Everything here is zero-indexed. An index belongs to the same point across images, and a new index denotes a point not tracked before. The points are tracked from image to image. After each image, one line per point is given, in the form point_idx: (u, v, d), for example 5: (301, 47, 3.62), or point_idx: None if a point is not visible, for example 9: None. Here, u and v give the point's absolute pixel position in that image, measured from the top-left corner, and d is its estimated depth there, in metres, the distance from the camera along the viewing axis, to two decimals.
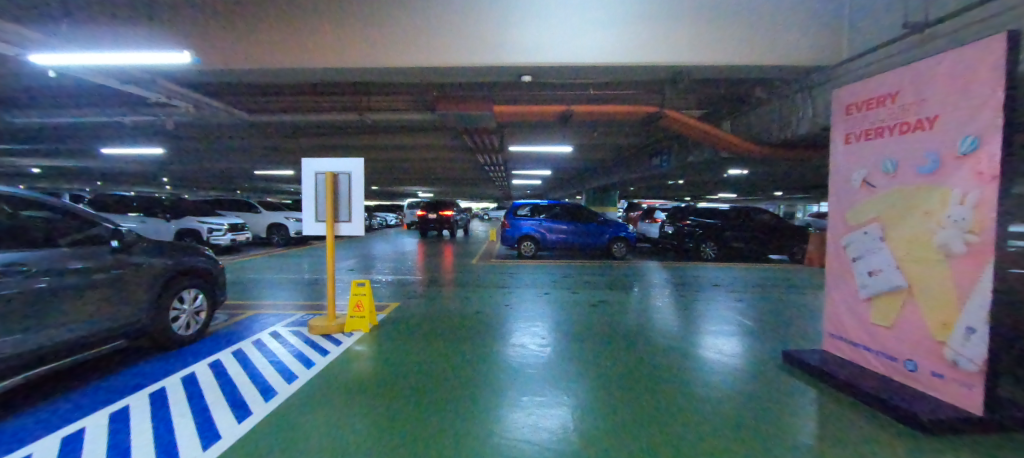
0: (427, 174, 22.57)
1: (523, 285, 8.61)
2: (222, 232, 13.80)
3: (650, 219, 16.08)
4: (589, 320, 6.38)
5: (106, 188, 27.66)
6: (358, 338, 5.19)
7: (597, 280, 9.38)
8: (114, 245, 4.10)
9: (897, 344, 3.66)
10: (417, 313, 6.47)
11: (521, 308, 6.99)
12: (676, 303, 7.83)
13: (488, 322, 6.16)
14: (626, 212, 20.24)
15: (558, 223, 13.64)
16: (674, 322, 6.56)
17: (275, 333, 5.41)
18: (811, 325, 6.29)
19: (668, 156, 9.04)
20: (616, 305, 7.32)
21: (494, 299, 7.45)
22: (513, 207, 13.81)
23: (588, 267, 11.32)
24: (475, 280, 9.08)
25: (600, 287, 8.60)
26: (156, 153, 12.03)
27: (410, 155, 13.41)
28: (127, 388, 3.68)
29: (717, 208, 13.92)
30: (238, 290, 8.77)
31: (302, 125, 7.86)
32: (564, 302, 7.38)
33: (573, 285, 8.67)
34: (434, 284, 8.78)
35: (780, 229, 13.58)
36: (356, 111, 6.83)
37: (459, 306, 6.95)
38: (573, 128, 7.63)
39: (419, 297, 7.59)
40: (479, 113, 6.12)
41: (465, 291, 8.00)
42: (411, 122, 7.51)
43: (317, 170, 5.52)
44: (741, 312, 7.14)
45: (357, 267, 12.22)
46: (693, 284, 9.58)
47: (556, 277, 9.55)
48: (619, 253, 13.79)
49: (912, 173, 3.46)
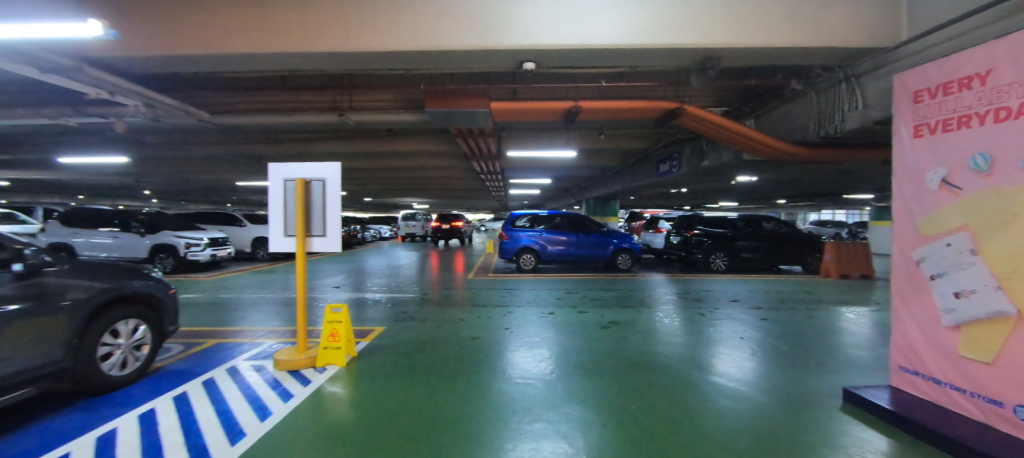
0: (422, 185, 21.88)
1: (524, 303, 7.79)
2: (201, 248, 12.85)
3: (654, 228, 15.52)
4: (600, 346, 5.53)
5: (90, 201, 26.80)
6: (331, 375, 4.35)
7: (605, 297, 8.57)
8: (17, 269, 3.24)
9: (999, 385, 2.87)
10: (404, 339, 5.63)
11: (522, 332, 6.13)
12: (694, 322, 7.03)
13: (483, 349, 5.31)
14: (628, 222, 19.57)
15: (559, 234, 12.89)
16: (696, 345, 5.75)
17: (234, 369, 4.55)
18: (852, 349, 5.53)
19: (679, 161, 8.36)
20: (628, 327, 6.49)
21: (490, 321, 6.61)
22: (511, 218, 13.07)
23: (593, 282, 10.51)
24: (471, 298, 8.26)
25: (608, 306, 7.77)
26: (126, 162, 11.21)
27: (402, 164, 12.69)
28: (15, 455, 2.82)
29: (725, 217, 13.24)
30: (208, 312, 7.91)
31: (279, 128, 7.12)
32: (570, 323, 6.54)
33: (579, 304, 7.84)
34: (426, 303, 7.95)
35: (793, 239, 12.91)
36: (336, 111, 6.10)
37: (452, 329, 6.10)
38: (578, 129, 6.95)
39: (409, 319, 6.75)
40: (472, 111, 5.41)
41: (460, 311, 7.16)
42: (400, 124, 6.79)
43: (287, 177, 4.77)
44: (771, 333, 6.35)
45: (345, 284, 11.39)
46: (708, 300, 8.78)
47: (559, 294, 8.72)
48: (624, 266, 13.03)
49: (1015, 168, 2.73)
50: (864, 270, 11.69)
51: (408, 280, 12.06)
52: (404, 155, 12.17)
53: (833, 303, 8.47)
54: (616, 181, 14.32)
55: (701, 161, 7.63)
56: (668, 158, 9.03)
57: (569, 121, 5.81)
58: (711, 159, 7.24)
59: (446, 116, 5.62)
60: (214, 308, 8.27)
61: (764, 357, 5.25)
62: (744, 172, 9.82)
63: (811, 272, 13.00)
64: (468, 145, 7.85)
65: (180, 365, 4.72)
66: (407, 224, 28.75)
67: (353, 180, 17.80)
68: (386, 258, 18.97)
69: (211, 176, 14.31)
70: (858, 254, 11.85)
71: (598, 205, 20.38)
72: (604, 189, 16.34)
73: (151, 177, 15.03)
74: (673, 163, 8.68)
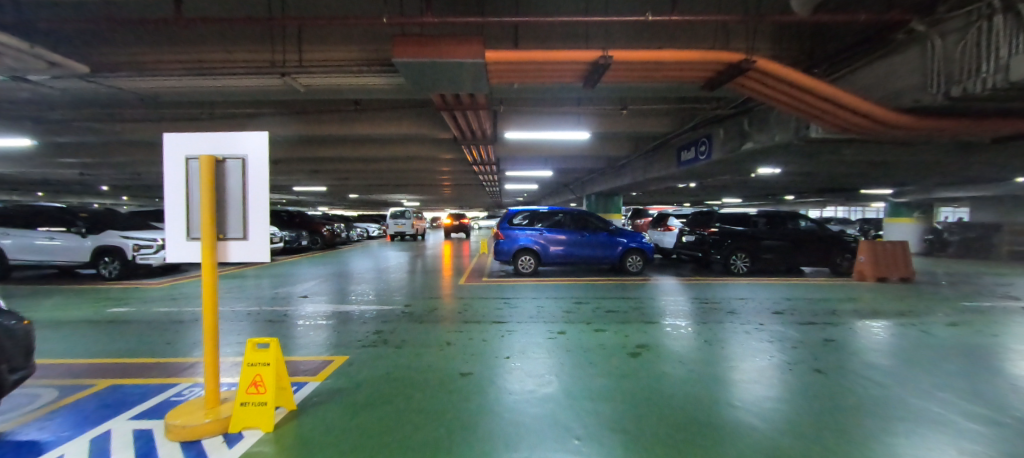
0: (412, 180, 20.33)
1: (526, 321, 6.25)
2: (154, 249, 11.10)
3: (663, 226, 14.28)
4: (637, 387, 3.93)
5: (49, 198, 24.91)
6: (247, 448, 2.83)
7: (625, 310, 7.13)
8: None
9: None
10: (366, 380, 4.06)
11: (526, 362, 4.57)
12: (742, 342, 5.56)
13: (475, 393, 3.75)
14: (632, 219, 18.21)
15: (562, 233, 11.50)
16: (764, 381, 4.21)
17: (104, 438, 2.97)
18: (964, 381, 4.20)
19: (711, 145, 7.09)
20: (664, 354, 4.94)
21: (484, 347, 5.03)
22: (508, 215, 11.64)
23: (605, 290, 9.03)
24: (462, 312, 6.85)
25: (629, 322, 6.26)
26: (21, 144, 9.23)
27: (386, 154, 11.16)
28: None
29: (746, 214, 11.96)
30: (135, 331, 6.35)
31: (214, 95, 5.55)
32: (588, 349, 4.97)
33: (592, 319, 6.36)
34: (406, 319, 6.44)
35: (820, 238, 11.67)
36: (278, 72, 4.61)
37: (433, 361, 4.54)
38: (594, 99, 5.53)
39: (378, 344, 5.17)
40: (455, 66, 3.91)
41: (447, 333, 5.59)
42: (369, 90, 5.29)
43: (187, 154, 3.27)
44: (847, 358, 4.94)
45: (316, 291, 9.86)
46: (745, 310, 7.34)
47: (568, 307, 7.19)
48: (635, 268, 11.67)
49: None
50: (903, 274, 10.50)
51: (390, 286, 10.55)
52: (387, 141, 10.61)
53: (891, 313, 7.18)
54: (624, 174, 12.95)
55: (743, 142, 6.26)
56: (694, 143, 7.69)
57: (589, 85, 4.39)
58: (759, 139, 5.84)
59: (423, 73, 4.13)
60: (145, 326, 6.70)
61: (868, 398, 3.77)
62: (779, 159, 8.53)
63: (839, 273, 11.78)
64: (460, 123, 6.35)
65: (33, 432, 3.17)
66: (396, 223, 27.18)
67: (335, 174, 16.21)
68: (372, 259, 17.41)
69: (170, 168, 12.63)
70: (895, 254, 10.65)
71: (601, 201, 18.99)
72: (609, 183, 14.95)
73: (103, 167, 13.31)
74: (702, 148, 7.38)
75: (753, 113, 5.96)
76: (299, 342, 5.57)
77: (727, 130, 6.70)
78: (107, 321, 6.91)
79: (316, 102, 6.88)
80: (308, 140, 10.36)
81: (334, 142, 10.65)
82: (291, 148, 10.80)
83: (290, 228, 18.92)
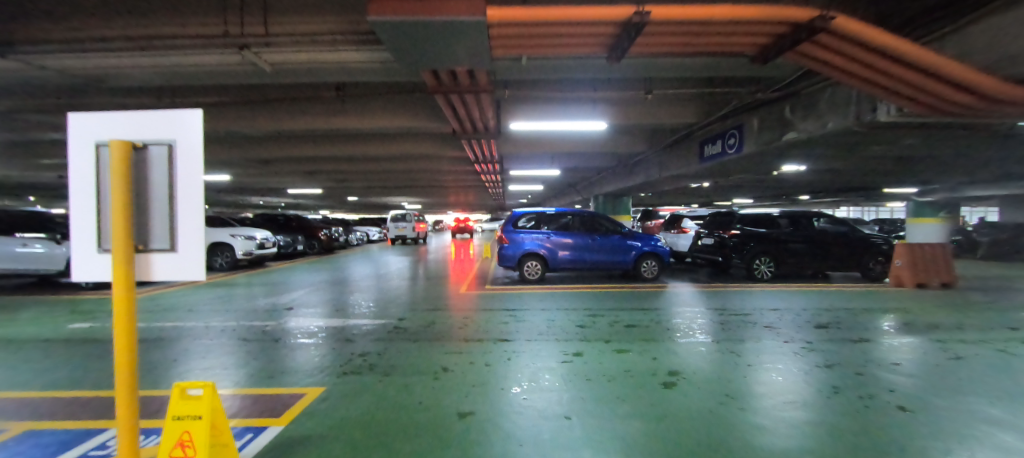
0: (412, 182, 19.61)
1: (536, 340, 5.41)
2: None
3: (676, 228, 13.50)
4: (682, 431, 3.05)
5: (43, 201, 24.38)
6: None
7: (646, 325, 6.28)
8: None
9: None
10: (338, 423, 3.20)
11: (537, 395, 3.73)
12: (793, 361, 4.68)
13: (474, 441, 2.90)
14: (641, 221, 17.36)
15: (570, 236, 10.70)
16: (840, 418, 3.33)
17: None
18: None
19: (741, 137, 6.33)
20: (706, 381, 4.06)
21: (488, 375, 4.19)
22: (512, 218, 10.82)
23: (621, 300, 8.18)
24: (461, 328, 6.03)
25: (655, 340, 5.40)
26: None
27: (382, 154, 10.44)
28: None
29: (768, 215, 11.12)
30: (93, 351, 5.60)
31: (176, 76, 4.82)
32: (613, 378, 4.10)
33: (612, 336, 5.52)
34: (399, 337, 5.63)
35: (850, 240, 10.78)
36: (238, 46, 3.83)
37: (424, 396, 3.70)
38: (615, 79, 4.72)
39: (362, 372, 4.35)
40: (447, 29, 3.10)
41: (444, 356, 4.75)
42: (352, 70, 4.53)
43: (95, 140, 2.28)
44: (930, 382, 4.06)
45: (306, 301, 9.08)
46: (784, 321, 6.47)
47: (581, 321, 6.35)
48: (649, 274, 10.83)
49: None
50: (946, 279, 9.58)
51: (387, 294, 9.77)
52: (383, 138, 9.87)
53: (953, 325, 6.27)
54: (636, 173, 12.15)
55: (785, 132, 5.46)
56: (721, 136, 6.91)
57: (614, 56, 3.58)
58: (806, 127, 5.05)
59: (410, 41, 3.34)
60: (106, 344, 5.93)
61: (991, 444, 2.88)
62: (816, 153, 7.70)
63: (871, 278, 10.88)
64: (460, 111, 5.58)
65: None
66: (397, 226, 26.51)
67: (331, 175, 15.52)
68: (370, 264, 16.63)
69: None
70: (935, 257, 9.76)
71: (609, 202, 18.19)
72: (619, 182, 14.13)
73: None
74: (731, 141, 6.62)
75: (799, 98, 5.16)
76: (272, 367, 4.75)
77: (764, 119, 5.91)
78: (67, 339, 6.17)
79: (298, 88, 6.12)
80: (297, 135, 9.64)
81: (325, 140, 9.91)
82: (280, 147, 10.06)
83: (286, 232, 18.22)
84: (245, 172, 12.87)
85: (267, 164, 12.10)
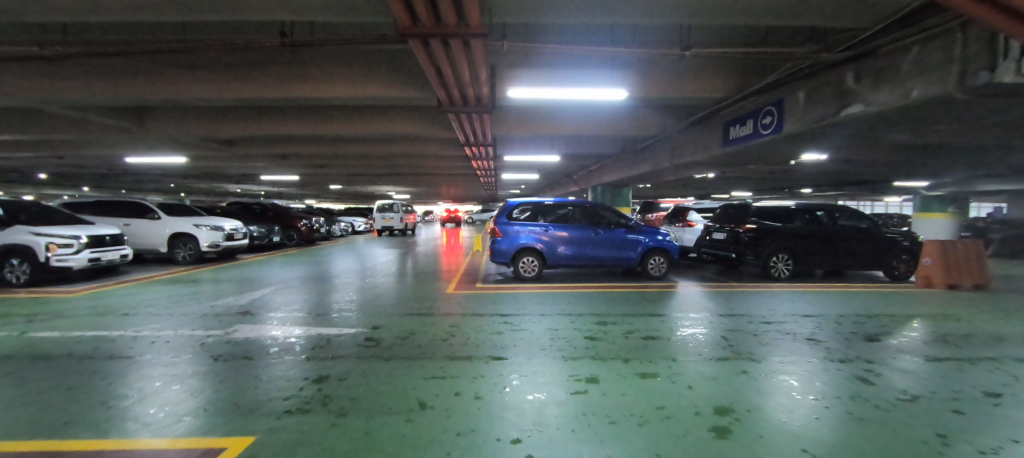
0: (399, 169, 18.36)
1: (540, 360, 4.37)
2: (75, 250, 8.91)
3: (683, 221, 12.69)
4: None
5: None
6: None
7: (667, 336, 5.29)
8: None
9: None
10: None
11: (547, 450, 2.64)
12: (863, 389, 3.72)
13: None
14: (641, 213, 16.45)
15: (570, 229, 9.69)
16: None
17: None
18: None
19: (781, 115, 5.47)
20: (769, 425, 3.05)
21: (478, 415, 3.14)
22: (506, 208, 9.77)
23: (630, 304, 7.20)
24: (447, 340, 4.99)
25: (685, 360, 4.40)
26: None
27: (361, 134, 9.23)
28: None
29: (785, 207, 10.23)
30: None
31: (65, 6, 3.60)
32: (646, 420, 3.07)
33: (630, 353, 4.52)
34: (369, 354, 4.53)
35: (873, 236, 9.99)
36: None
37: (390, 453, 2.63)
38: (645, 22, 3.61)
39: (311, 410, 3.25)
40: None
41: (422, 385, 3.66)
42: (298, 2, 3.38)
43: None
44: None
45: (271, 300, 7.93)
46: (825, 331, 5.55)
47: (590, 332, 5.33)
48: (657, 271, 9.88)
49: None
50: (977, 279, 8.87)
51: (366, 294, 8.67)
52: (359, 115, 8.67)
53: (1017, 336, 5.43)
54: (643, 160, 11.15)
55: (846, 105, 4.51)
56: (752, 114, 6.10)
57: None
58: (878, 98, 4.08)
59: None
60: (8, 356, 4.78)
61: None
62: (855, 136, 6.78)
63: (893, 278, 10.12)
64: (447, 66, 4.43)
65: None
66: (384, 216, 25.21)
67: (309, 160, 14.23)
68: (352, 257, 15.44)
69: (105, 150, 10.59)
70: (968, 257, 9.02)
71: (609, 192, 17.19)
72: (623, 171, 13.14)
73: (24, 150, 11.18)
74: (767, 120, 5.76)
75: (868, 62, 4.18)
76: (196, 395, 3.60)
77: (816, 90, 4.94)
78: None
79: (245, 36, 4.90)
80: (262, 107, 8.39)
81: (293, 118, 8.69)
82: (242, 124, 8.79)
83: (262, 223, 16.92)
84: (209, 154, 11.53)
85: (232, 144, 10.82)
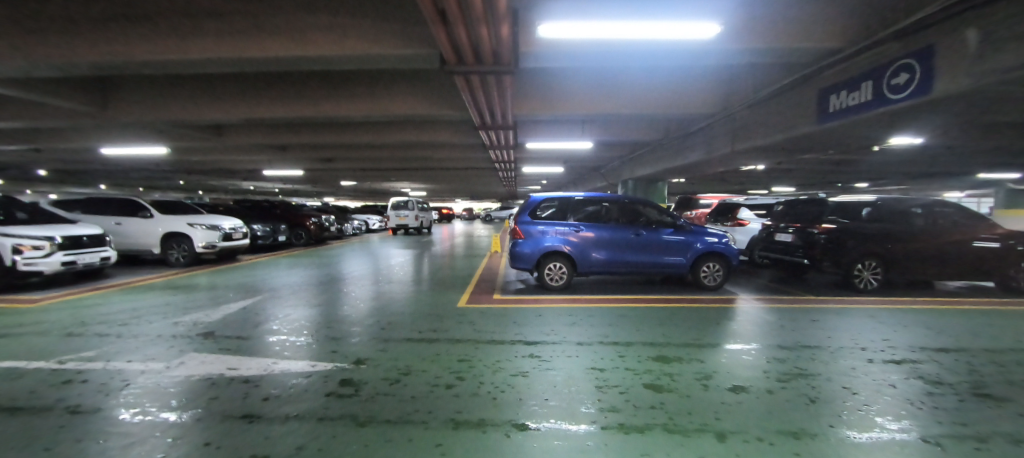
0: (412, 163, 17.18)
1: (588, 431, 2.88)
2: (44, 252, 7.94)
3: (733, 220, 11.05)
4: None
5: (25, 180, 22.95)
6: None
7: (762, 386, 3.72)
8: None
9: None
10: None
11: None
12: None
13: None
14: (679, 210, 14.71)
15: (605, 230, 8.15)
16: None
17: None
18: None
19: (934, 66, 3.84)
20: None
21: None
22: (528, 205, 8.37)
23: (688, 328, 5.65)
24: (454, 389, 3.56)
25: (816, 438, 2.81)
26: None
27: (364, 117, 8.03)
28: None
29: (869, 202, 8.40)
30: None
31: None
32: None
33: (723, 424, 2.98)
34: (340, 413, 3.15)
35: (987, 239, 8.01)
36: None
37: None
38: None
39: None
40: None
41: None
42: None
43: None
44: None
45: (254, 312, 6.77)
46: (993, 381, 3.83)
47: (653, 378, 3.81)
48: (709, 280, 8.24)
49: None
50: None
51: (366, 305, 7.43)
52: (359, 96, 7.46)
53: None
54: (690, 146, 9.52)
55: None
56: (877, 73, 4.47)
57: None
58: None
59: None
60: None
61: None
62: (1009, 101, 4.97)
63: (1011, 292, 8.19)
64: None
65: None
66: (399, 214, 24.19)
67: (315, 153, 13.20)
68: (362, 258, 14.35)
69: (93, 140, 9.80)
70: None
71: (642, 187, 15.55)
72: (662, 161, 11.52)
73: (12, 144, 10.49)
74: (904, 78, 4.18)
75: None
76: None
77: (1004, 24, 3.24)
78: None
79: None
80: (251, 78, 7.32)
81: (284, 100, 7.58)
82: (228, 107, 7.74)
83: (269, 221, 16.07)
84: (202, 144, 10.54)
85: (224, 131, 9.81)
